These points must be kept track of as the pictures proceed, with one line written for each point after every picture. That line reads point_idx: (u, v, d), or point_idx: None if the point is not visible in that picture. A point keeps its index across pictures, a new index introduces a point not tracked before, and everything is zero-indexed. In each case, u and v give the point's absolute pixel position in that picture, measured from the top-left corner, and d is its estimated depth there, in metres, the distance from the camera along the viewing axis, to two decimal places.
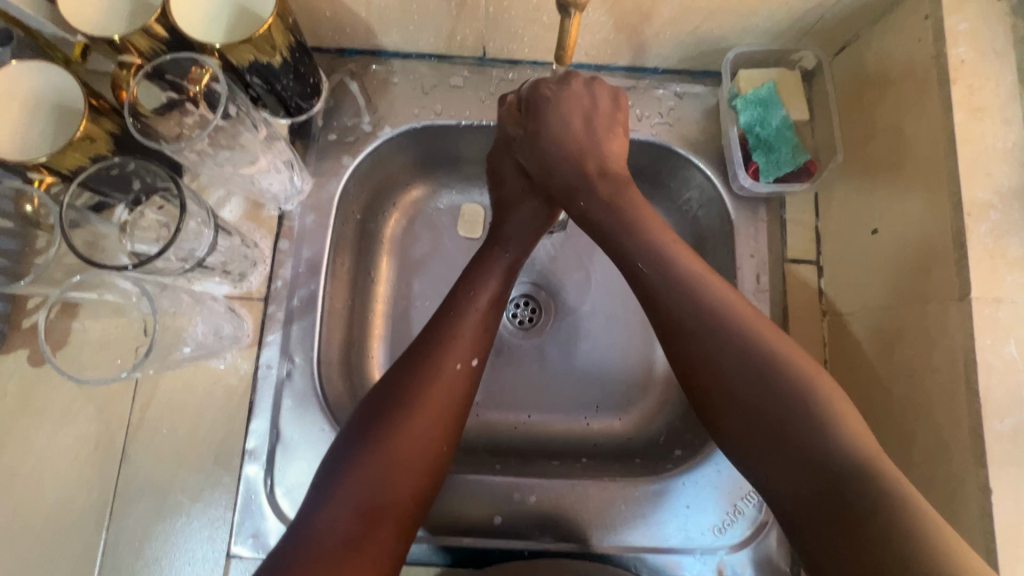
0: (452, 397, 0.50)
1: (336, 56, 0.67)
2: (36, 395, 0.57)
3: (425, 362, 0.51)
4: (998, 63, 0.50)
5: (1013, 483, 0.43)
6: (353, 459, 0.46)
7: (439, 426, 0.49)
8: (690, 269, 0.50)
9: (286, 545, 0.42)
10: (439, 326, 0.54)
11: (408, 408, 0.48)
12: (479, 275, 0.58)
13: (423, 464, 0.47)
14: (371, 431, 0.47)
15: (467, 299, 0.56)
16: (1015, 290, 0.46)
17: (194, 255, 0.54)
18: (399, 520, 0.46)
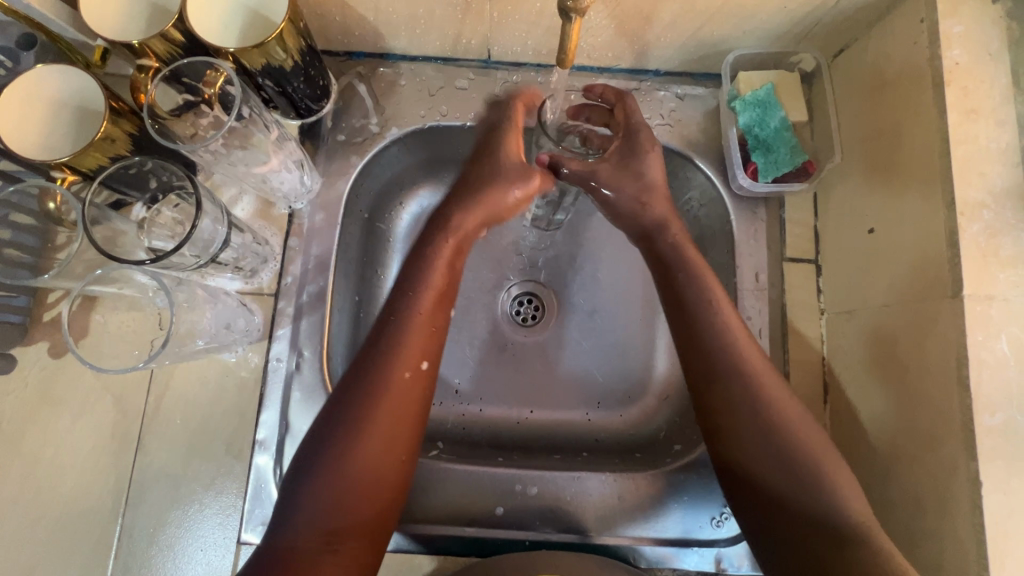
0: (402, 409, 0.50)
1: (345, 59, 0.69)
2: (57, 385, 0.60)
3: (374, 375, 0.50)
4: (992, 65, 0.51)
5: (1004, 476, 0.44)
6: (309, 477, 0.46)
7: (392, 440, 0.49)
8: (699, 303, 0.54)
9: (253, 564, 0.44)
10: (385, 334, 0.52)
11: (359, 428, 0.48)
12: (426, 268, 0.55)
13: (382, 478, 0.48)
14: (325, 449, 0.47)
15: (409, 305, 0.53)
16: (1007, 288, 0.47)
17: (209, 251, 0.56)
18: (364, 535, 0.47)
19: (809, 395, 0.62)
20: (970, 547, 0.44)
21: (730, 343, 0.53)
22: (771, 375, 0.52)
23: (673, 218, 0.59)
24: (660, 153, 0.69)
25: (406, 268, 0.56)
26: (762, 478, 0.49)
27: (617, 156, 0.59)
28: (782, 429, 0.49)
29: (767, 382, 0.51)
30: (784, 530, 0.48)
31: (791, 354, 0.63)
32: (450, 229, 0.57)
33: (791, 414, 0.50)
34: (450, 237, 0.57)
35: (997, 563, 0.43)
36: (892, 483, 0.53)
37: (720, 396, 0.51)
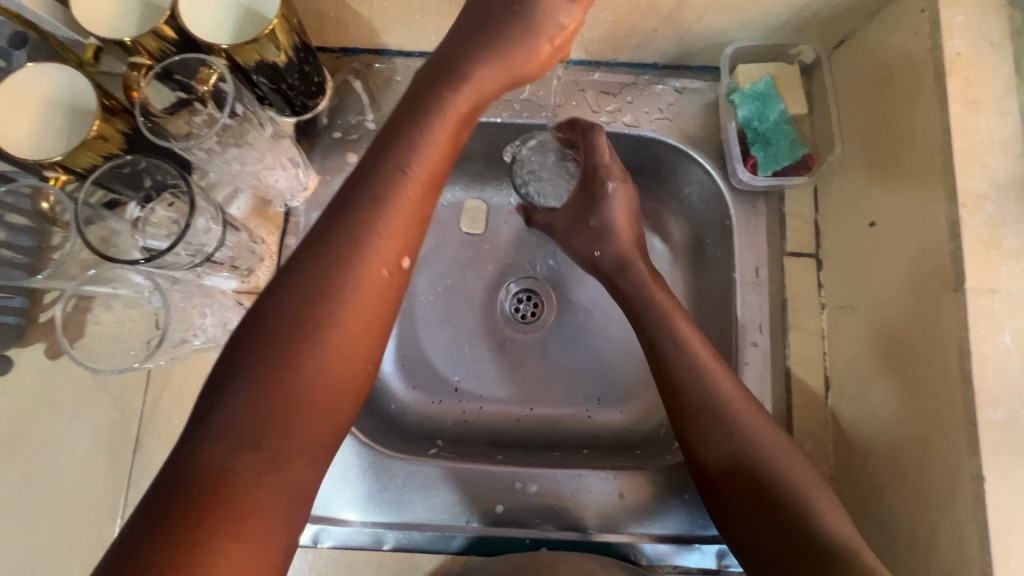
0: (376, 305, 0.40)
1: (340, 55, 0.68)
2: (53, 386, 0.59)
3: (339, 256, 0.39)
4: (995, 55, 0.50)
5: (1007, 471, 0.44)
6: (237, 377, 0.36)
7: (354, 340, 0.39)
8: (670, 335, 0.58)
9: (159, 488, 0.34)
10: (355, 204, 0.41)
11: (313, 317, 0.38)
12: (424, 126, 0.44)
13: (337, 386, 0.38)
14: (269, 339, 0.37)
15: (392, 174, 0.42)
16: (1010, 281, 0.46)
17: (203, 250, 0.55)
18: (309, 463, 0.37)
19: (809, 390, 0.62)
20: (973, 544, 0.44)
21: (699, 370, 0.56)
22: (741, 400, 0.54)
23: (637, 256, 0.64)
24: (658, 148, 0.68)
25: (395, 125, 0.44)
26: (742, 501, 0.51)
27: (576, 208, 0.68)
28: (757, 453, 0.52)
29: (734, 403, 0.54)
30: (749, 526, 0.50)
31: (792, 349, 0.63)
32: (461, 81, 0.45)
33: (761, 437, 0.52)
34: (461, 93, 0.45)
35: (1000, 560, 0.42)
36: (892, 477, 0.53)
37: (687, 421, 0.55)
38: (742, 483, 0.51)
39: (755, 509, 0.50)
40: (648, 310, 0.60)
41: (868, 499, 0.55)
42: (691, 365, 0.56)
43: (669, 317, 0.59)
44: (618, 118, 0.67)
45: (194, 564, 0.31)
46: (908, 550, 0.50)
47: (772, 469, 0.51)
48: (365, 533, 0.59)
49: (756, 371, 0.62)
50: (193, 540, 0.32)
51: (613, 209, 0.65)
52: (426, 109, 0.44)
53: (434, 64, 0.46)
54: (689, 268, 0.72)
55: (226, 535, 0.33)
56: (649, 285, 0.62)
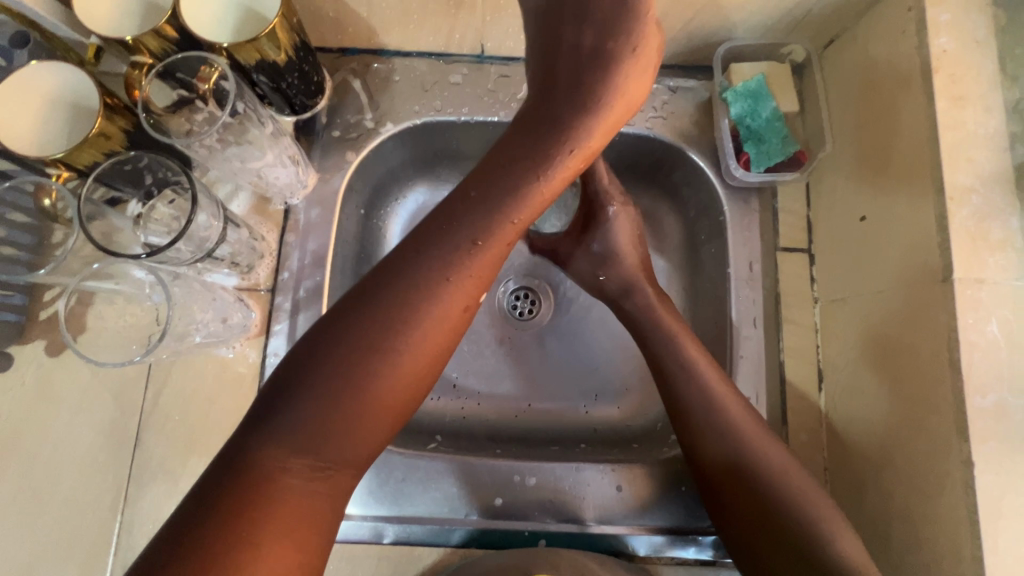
0: (442, 338, 0.43)
1: (339, 55, 0.69)
2: (53, 383, 0.59)
3: (421, 290, 0.41)
4: (979, 52, 0.51)
5: (995, 457, 0.45)
6: (311, 385, 0.39)
7: (420, 369, 0.42)
8: (671, 341, 0.60)
9: (218, 472, 0.37)
10: (443, 239, 0.43)
11: (388, 342, 0.40)
12: (517, 180, 0.44)
13: (397, 408, 0.41)
14: (346, 357, 0.40)
15: (481, 217, 0.43)
16: (997, 271, 0.47)
17: (204, 246, 0.56)
18: (355, 470, 0.41)
19: (802, 383, 0.63)
20: (963, 528, 0.45)
21: (698, 376, 0.57)
22: (737, 405, 0.56)
23: (642, 280, 0.65)
24: (653, 146, 0.69)
25: (489, 167, 0.45)
26: (738, 502, 0.53)
27: (578, 232, 0.69)
28: (754, 456, 0.54)
29: (729, 407, 0.56)
30: (736, 517, 0.53)
31: (786, 343, 0.64)
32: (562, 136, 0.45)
33: (755, 441, 0.54)
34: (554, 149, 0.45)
35: (990, 543, 0.43)
36: (885, 467, 0.54)
37: (689, 424, 0.56)
38: (731, 477, 0.54)
39: (744, 502, 0.53)
40: (637, 310, 0.63)
41: (861, 488, 0.56)
42: (684, 363, 0.58)
43: (655, 313, 0.62)
44: None
45: (247, 552, 0.35)
46: (901, 537, 0.51)
47: (759, 462, 0.53)
48: (366, 527, 0.60)
49: (751, 364, 0.63)
50: (243, 523, 0.35)
51: (616, 234, 0.66)
52: (529, 159, 0.45)
53: (527, 112, 0.47)
54: (684, 264, 0.73)
55: (275, 536, 0.36)
56: (656, 308, 0.62)
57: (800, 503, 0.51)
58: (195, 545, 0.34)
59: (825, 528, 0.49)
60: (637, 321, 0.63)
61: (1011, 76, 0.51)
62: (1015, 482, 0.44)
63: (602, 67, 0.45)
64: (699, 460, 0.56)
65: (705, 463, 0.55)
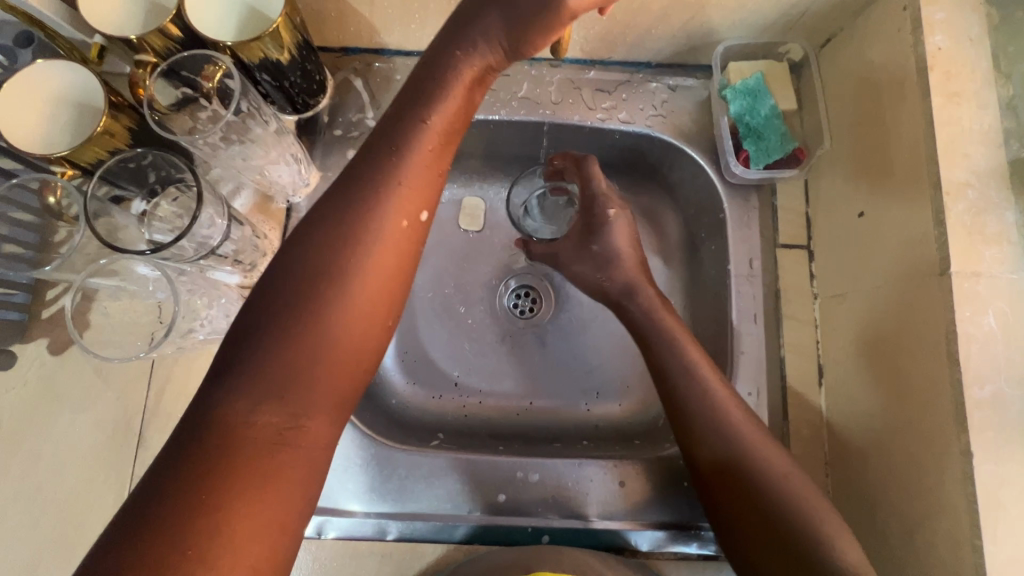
0: (394, 263, 0.42)
1: (340, 54, 0.69)
2: (55, 383, 0.59)
3: (363, 212, 0.41)
4: (974, 50, 0.52)
5: (993, 447, 0.45)
6: (262, 329, 0.38)
7: (375, 294, 0.41)
8: (670, 341, 0.60)
9: (184, 439, 0.36)
10: (377, 161, 0.43)
11: (335, 273, 0.40)
12: (438, 95, 0.45)
13: (358, 341, 0.40)
14: (292, 293, 0.39)
15: (409, 134, 0.43)
16: (993, 265, 0.48)
17: (208, 243, 0.55)
18: (327, 416, 0.39)
19: (802, 378, 0.64)
20: (962, 518, 0.45)
21: (695, 373, 0.58)
22: (733, 402, 0.57)
23: (643, 282, 0.65)
24: (654, 144, 0.70)
25: (411, 87, 0.46)
26: (734, 501, 0.53)
27: (579, 234, 0.69)
28: (750, 455, 0.54)
29: (727, 404, 0.56)
30: (730, 513, 0.53)
31: (785, 338, 0.64)
32: (470, 47, 0.45)
33: (751, 439, 0.54)
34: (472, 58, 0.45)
35: (988, 532, 0.44)
36: (884, 460, 0.54)
37: (682, 418, 0.57)
38: (730, 477, 0.53)
39: (743, 503, 0.52)
40: (641, 313, 0.63)
41: (861, 482, 0.57)
42: (685, 365, 0.59)
43: (661, 313, 0.63)
44: (614, 115, 0.69)
45: (222, 505, 0.34)
46: (901, 529, 0.52)
47: (760, 463, 0.53)
48: (369, 524, 0.60)
49: (752, 360, 0.64)
50: (216, 479, 0.34)
51: (616, 236, 0.67)
52: (451, 67, 0.45)
53: (446, 25, 0.46)
54: (685, 262, 0.74)
55: (250, 489, 0.35)
56: (659, 310, 0.63)
57: (801, 504, 0.50)
58: (170, 508, 0.33)
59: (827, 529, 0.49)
60: (638, 325, 0.63)
61: (1004, 74, 0.52)
62: (1014, 471, 0.45)
63: None
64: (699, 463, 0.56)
65: (705, 463, 0.55)
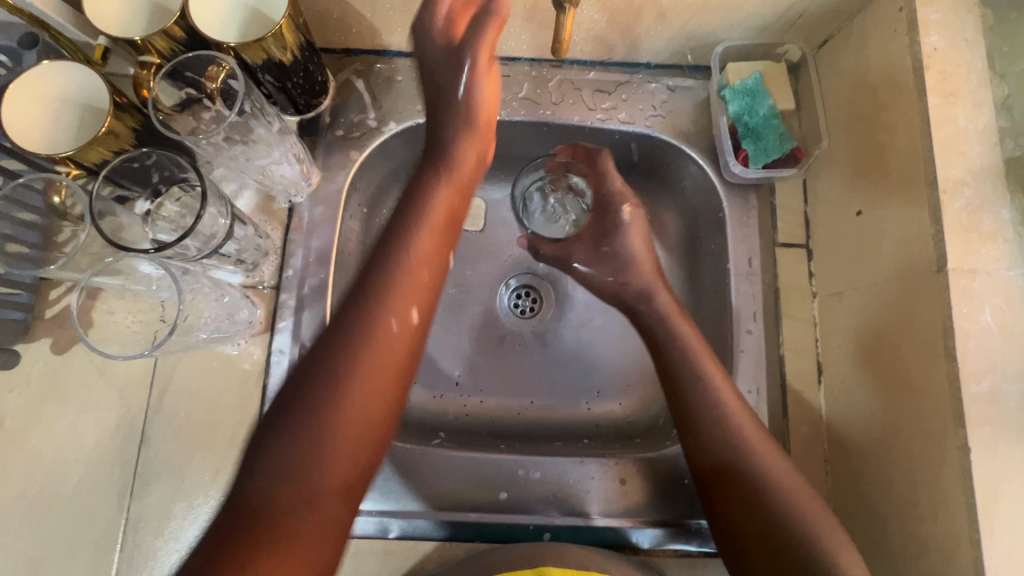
0: (394, 354, 0.45)
1: (342, 56, 0.70)
2: (59, 382, 0.60)
3: (366, 310, 0.46)
4: (969, 51, 0.53)
5: (990, 442, 0.46)
6: (281, 423, 0.42)
7: (381, 383, 0.44)
8: (680, 345, 0.60)
9: (217, 530, 0.40)
10: (376, 268, 0.49)
11: (343, 367, 0.43)
12: (425, 207, 0.52)
13: (367, 427, 0.43)
14: (305, 389, 0.43)
15: (402, 242, 0.50)
16: (989, 262, 0.48)
17: (212, 242, 0.57)
18: (339, 500, 0.42)
19: (802, 375, 0.64)
20: (960, 512, 0.46)
21: (704, 375, 0.58)
22: (738, 405, 0.57)
23: (660, 287, 0.65)
24: (653, 144, 0.71)
25: (404, 202, 0.53)
26: (739, 506, 0.53)
27: (592, 235, 0.71)
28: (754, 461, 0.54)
29: (732, 407, 0.57)
30: (728, 517, 0.54)
31: (785, 336, 0.65)
32: (446, 165, 0.54)
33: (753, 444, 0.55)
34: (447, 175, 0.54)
35: (986, 527, 0.44)
36: (882, 456, 0.55)
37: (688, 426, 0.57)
38: (732, 480, 0.54)
39: (743, 508, 0.53)
40: (654, 318, 0.63)
41: (860, 478, 0.57)
42: (698, 369, 0.58)
43: (675, 318, 0.63)
44: (614, 115, 0.70)
45: None
46: (899, 524, 0.52)
47: (763, 470, 0.54)
48: (370, 522, 0.60)
49: (752, 357, 0.64)
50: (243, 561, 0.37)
51: (630, 238, 0.68)
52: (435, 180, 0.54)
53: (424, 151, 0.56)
54: (685, 261, 0.74)
55: None
56: (674, 316, 0.63)
57: (800, 514, 0.51)
58: None
59: (823, 540, 0.50)
60: (653, 330, 0.63)
61: (999, 74, 0.53)
62: (1011, 467, 0.45)
63: (456, 69, 0.53)
64: (703, 465, 0.56)
65: (709, 466, 0.55)
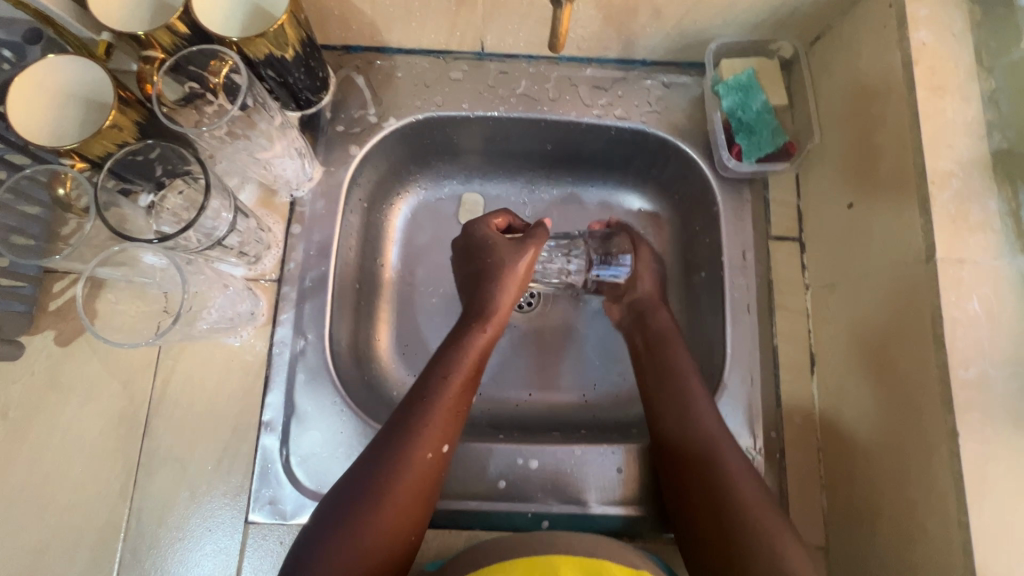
0: (421, 483, 0.54)
1: (343, 53, 0.71)
2: (63, 373, 0.60)
3: (409, 445, 0.54)
4: (957, 45, 0.54)
5: (978, 428, 0.47)
6: (323, 543, 0.50)
7: (409, 512, 0.53)
8: (665, 336, 0.67)
9: None
10: (413, 407, 0.57)
11: (379, 495, 0.52)
12: (458, 351, 0.62)
13: (391, 541, 0.51)
14: (348, 512, 0.51)
15: (438, 385, 0.59)
16: (976, 251, 0.50)
17: (214, 235, 0.57)
18: None
19: (795, 365, 0.65)
20: (950, 495, 0.47)
21: (673, 358, 0.65)
22: (697, 386, 0.62)
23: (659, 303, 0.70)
24: (650, 139, 0.72)
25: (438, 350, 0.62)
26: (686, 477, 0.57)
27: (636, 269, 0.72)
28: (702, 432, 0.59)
29: (692, 387, 0.62)
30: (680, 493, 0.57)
31: (778, 327, 0.66)
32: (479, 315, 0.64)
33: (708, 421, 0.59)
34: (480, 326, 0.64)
35: (975, 508, 0.45)
36: (873, 442, 0.56)
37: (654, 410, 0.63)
38: (695, 469, 0.57)
39: (702, 496, 0.56)
40: (660, 325, 0.68)
41: (852, 464, 0.58)
42: (667, 355, 0.65)
43: (673, 327, 0.68)
44: (610, 111, 0.71)
45: None
46: (891, 509, 0.53)
47: (723, 461, 0.57)
48: None
49: (745, 348, 0.65)
50: None
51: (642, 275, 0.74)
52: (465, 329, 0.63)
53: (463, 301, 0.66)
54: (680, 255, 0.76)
55: None
56: (671, 326, 0.68)
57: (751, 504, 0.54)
58: None
59: (771, 533, 0.52)
60: (651, 333, 0.68)
61: (985, 68, 0.54)
62: (999, 450, 0.46)
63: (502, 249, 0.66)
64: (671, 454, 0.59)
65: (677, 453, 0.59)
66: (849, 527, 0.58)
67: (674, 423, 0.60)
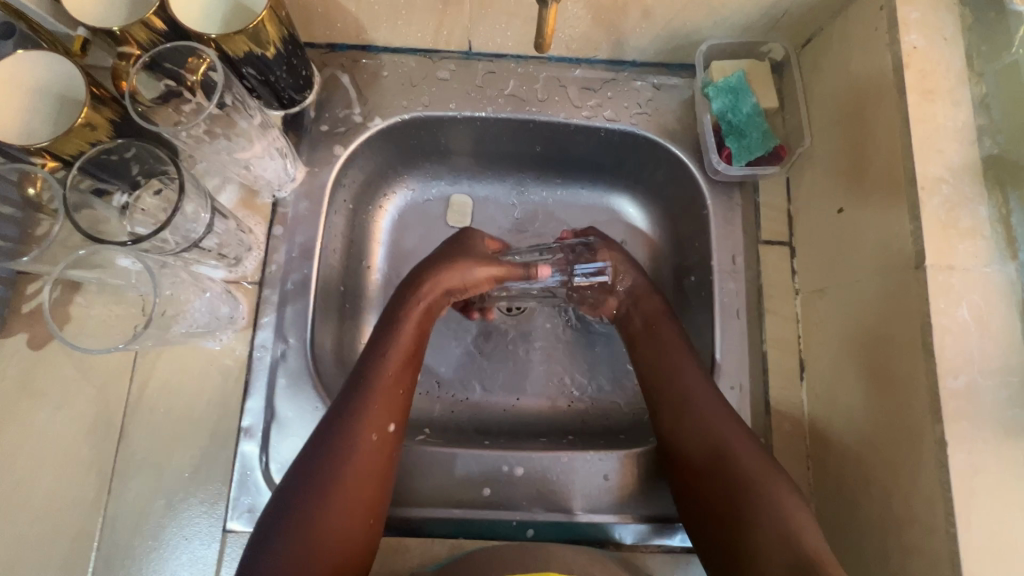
0: (371, 466, 0.52)
1: (328, 51, 0.70)
2: (36, 377, 0.59)
3: (347, 425, 0.53)
4: (947, 49, 0.53)
5: (967, 437, 0.46)
6: (278, 537, 0.47)
7: (366, 500, 0.51)
8: (656, 325, 0.66)
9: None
10: (355, 388, 0.55)
11: (332, 481, 0.50)
12: (401, 328, 0.60)
13: (348, 529, 0.49)
14: (303, 499, 0.49)
15: (378, 361, 0.57)
16: (966, 258, 0.49)
17: (191, 237, 0.55)
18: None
19: (785, 372, 0.64)
20: (938, 505, 0.46)
21: (662, 342, 0.64)
22: (690, 367, 0.62)
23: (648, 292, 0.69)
24: (639, 142, 0.71)
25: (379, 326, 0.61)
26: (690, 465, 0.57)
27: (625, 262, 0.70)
28: (698, 414, 0.58)
29: (685, 368, 0.61)
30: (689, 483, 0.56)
31: (768, 333, 0.65)
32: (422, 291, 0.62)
33: (710, 402, 0.59)
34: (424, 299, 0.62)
35: (963, 519, 0.45)
36: (864, 455, 0.55)
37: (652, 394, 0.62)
38: (704, 462, 0.56)
39: (709, 482, 0.55)
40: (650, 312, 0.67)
41: (842, 474, 0.57)
42: (655, 340, 0.65)
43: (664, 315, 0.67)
44: (599, 113, 0.70)
45: None
46: (879, 519, 0.53)
47: (729, 444, 0.56)
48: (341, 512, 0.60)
49: (734, 354, 0.65)
50: None
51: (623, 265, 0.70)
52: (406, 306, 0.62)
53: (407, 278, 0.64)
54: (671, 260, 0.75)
55: None
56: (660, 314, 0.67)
57: (765, 498, 0.52)
58: None
59: (766, 516, 0.51)
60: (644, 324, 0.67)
61: (976, 73, 0.54)
62: (988, 460, 0.46)
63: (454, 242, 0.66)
64: (680, 463, 0.57)
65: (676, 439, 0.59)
66: (835, 536, 0.58)
67: (675, 408, 0.60)
